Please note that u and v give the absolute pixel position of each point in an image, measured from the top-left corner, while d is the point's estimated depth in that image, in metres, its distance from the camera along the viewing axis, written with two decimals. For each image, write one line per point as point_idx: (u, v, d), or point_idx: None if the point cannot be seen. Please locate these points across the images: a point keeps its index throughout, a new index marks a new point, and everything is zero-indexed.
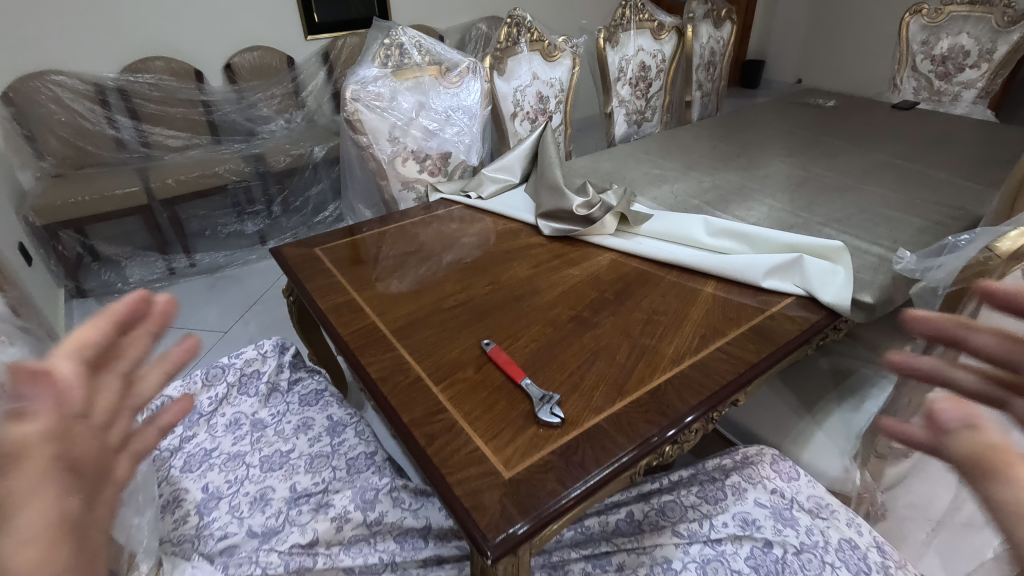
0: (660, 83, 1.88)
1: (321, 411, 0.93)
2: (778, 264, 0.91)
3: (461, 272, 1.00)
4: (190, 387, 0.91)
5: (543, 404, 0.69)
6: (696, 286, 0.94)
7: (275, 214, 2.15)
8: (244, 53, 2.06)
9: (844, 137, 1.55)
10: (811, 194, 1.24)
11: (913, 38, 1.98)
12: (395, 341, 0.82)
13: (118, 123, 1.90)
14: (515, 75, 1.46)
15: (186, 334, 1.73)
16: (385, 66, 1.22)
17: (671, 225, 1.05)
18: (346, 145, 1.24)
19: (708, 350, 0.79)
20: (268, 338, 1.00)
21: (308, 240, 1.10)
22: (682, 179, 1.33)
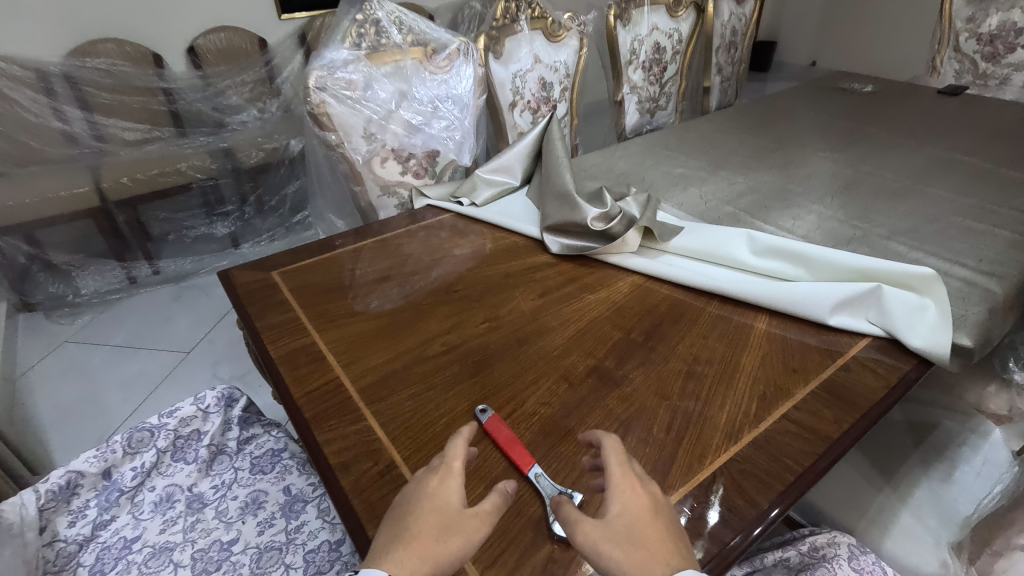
0: (676, 67, 1.67)
1: (277, 481, 0.75)
2: (850, 296, 0.72)
3: (450, 301, 0.81)
4: (107, 458, 0.72)
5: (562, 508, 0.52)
6: (744, 321, 0.75)
7: (248, 214, 1.95)
8: (208, 35, 1.82)
9: (891, 128, 1.36)
10: (866, 198, 1.04)
11: (956, 15, 1.77)
12: (363, 408, 0.63)
13: (66, 115, 1.69)
14: (514, 57, 1.25)
15: (144, 355, 1.53)
16: (358, 46, 1.01)
17: (706, 240, 0.86)
18: (311, 143, 1.04)
19: (774, 418, 0.61)
20: (211, 389, 0.82)
21: (264, 261, 0.91)
22: (710, 180, 1.14)
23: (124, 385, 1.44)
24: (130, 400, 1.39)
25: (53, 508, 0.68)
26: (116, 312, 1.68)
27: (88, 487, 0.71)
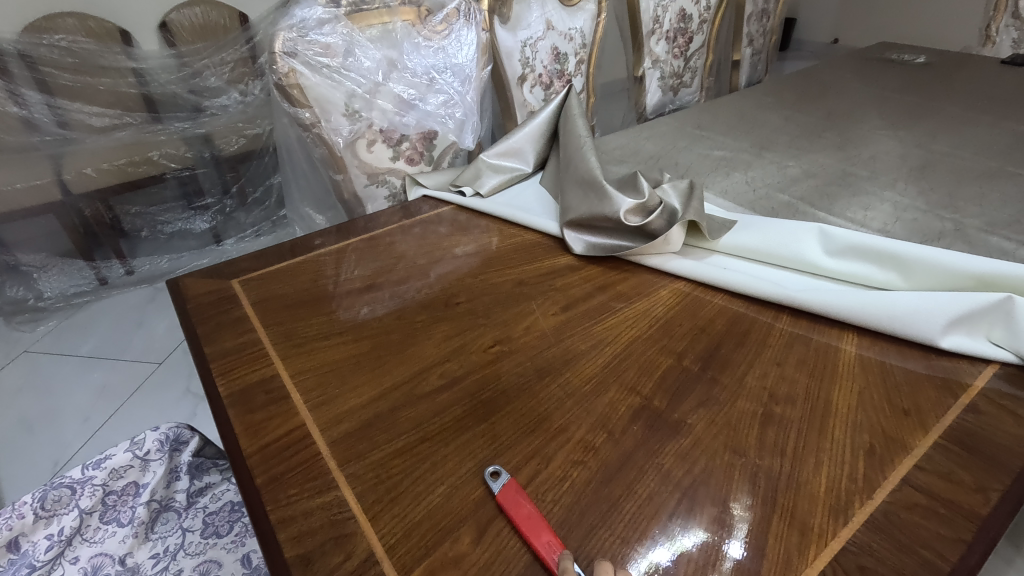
0: (702, 39, 1.50)
1: (234, 547, 0.59)
2: (968, 310, 0.56)
3: (449, 316, 0.64)
4: (14, 525, 0.56)
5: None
6: (828, 342, 0.58)
7: (230, 208, 1.79)
8: (183, 9, 1.71)
9: (957, 102, 1.18)
10: (947, 184, 0.87)
11: None
12: (334, 469, 0.47)
13: (25, 99, 1.49)
14: (523, 22, 1.08)
15: (111, 365, 1.38)
16: (338, 4, 0.82)
17: (767, 237, 0.70)
18: (283, 125, 0.88)
19: (892, 486, 0.44)
20: (153, 428, 0.66)
21: (224, 267, 0.75)
22: (757, 164, 0.96)
23: (89, 399, 1.29)
24: (93, 419, 1.24)
25: None
26: (84, 318, 1.53)
27: None
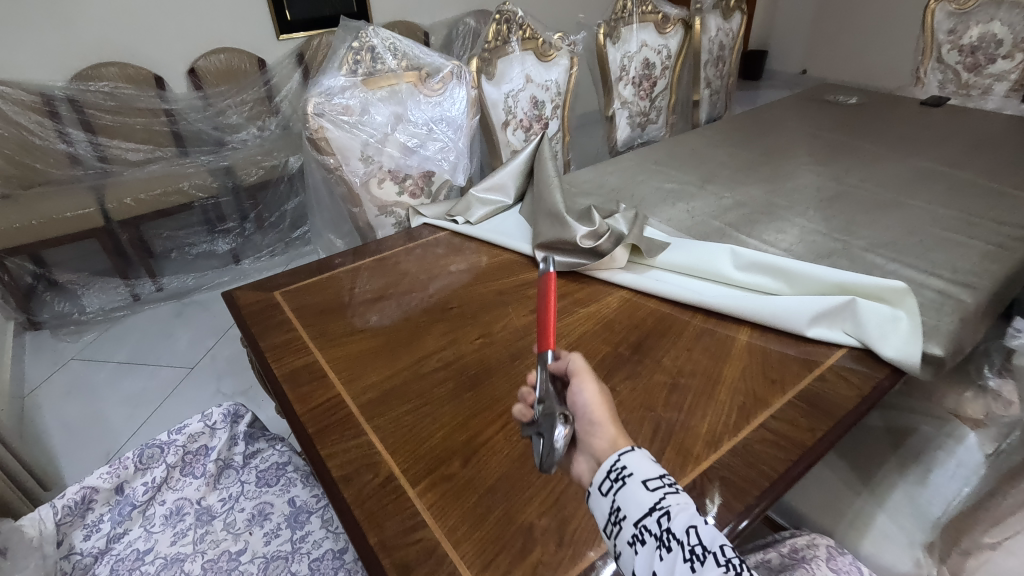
0: (665, 82, 1.72)
1: (282, 493, 0.78)
2: (825, 308, 0.76)
3: (445, 317, 0.84)
4: (119, 474, 0.76)
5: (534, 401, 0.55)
6: (727, 333, 0.78)
7: (248, 231, 1.98)
8: (210, 56, 1.92)
9: (874, 139, 1.40)
10: (847, 211, 1.08)
11: (938, 27, 1.82)
12: (364, 422, 0.67)
13: (69, 137, 1.75)
14: (505, 78, 1.30)
15: (148, 371, 1.57)
16: (354, 73, 1.05)
17: (692, 255, 0.90)
18: (311, 169, 1.08)
19: (752, 428, 0.64)
20: (217, 405, 0.84)
21: (266, 282, 0.94)
22: (698, 195, 1.17)
23: (130, 397, 1.49)
24: (135, 417, 1.42)
25: (68, 522, 0.71)
26: (117, 329, 1.71)
27: (101, 503, 0.74)
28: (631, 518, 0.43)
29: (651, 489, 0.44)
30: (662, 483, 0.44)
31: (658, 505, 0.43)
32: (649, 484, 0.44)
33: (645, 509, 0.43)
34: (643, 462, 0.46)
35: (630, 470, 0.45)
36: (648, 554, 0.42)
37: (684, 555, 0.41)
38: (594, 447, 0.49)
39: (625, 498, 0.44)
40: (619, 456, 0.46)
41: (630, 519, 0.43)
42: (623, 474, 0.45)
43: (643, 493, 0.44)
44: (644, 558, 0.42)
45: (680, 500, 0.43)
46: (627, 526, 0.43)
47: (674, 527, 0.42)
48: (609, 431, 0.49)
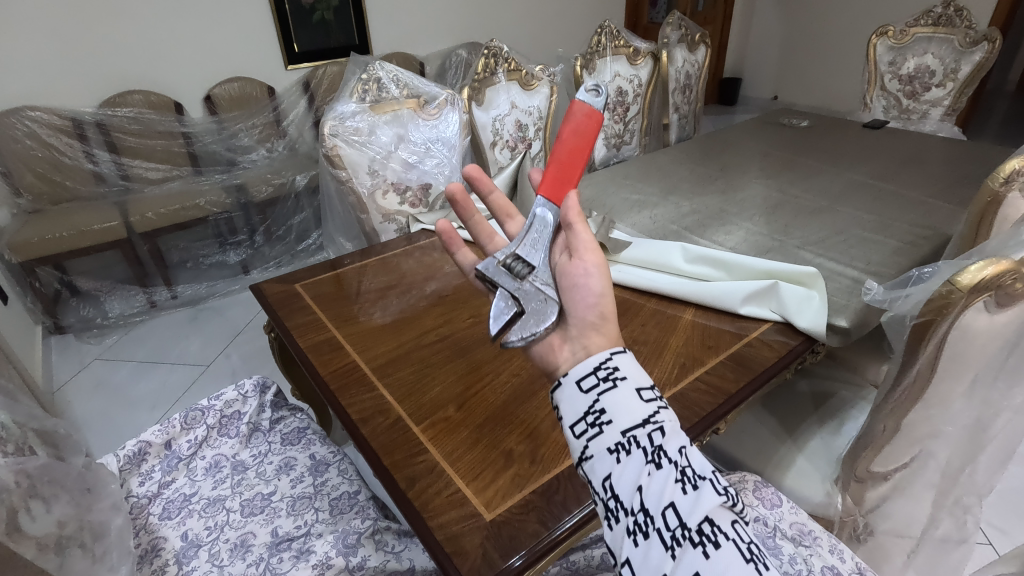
0: (638, 107, 1.92)
1: (304, 449, 0.92)
2: (754, 290, 0.92)
3: (442, 302, 1.00)
4: (168, 432, 0.91)
5: (530, 283, 0.61)
6: (675, 313, 0.95)
7: (257, 243, 2.16)
8: (223, 84, 2.25)
9: (817, 156, 1.60)
10: (787, 217, 1.25)
11: (880, 59, 2.09)
12: (376, 380, 0.82)
13: (96, 157, 2.06)
14: (493, 104, 1.49)
15: (168, 368, 1.72)
16: (363, 100, 1.24)
17: (650, 251, 1.07)
18: (326, 182, 1.25)
19: (688, 381, 0.80)
20: (248, 379, 1.02)
21: (288, 276, 1.09)
22: (661, 204, 1.34)
23: (152, 391, 1.63)
24: (158, 408, 1.57)
25: (128, 470, 0.87)
26: (136, 332, 1.89)
27: (154, 455, 0.89)
28: (620, 426, 0.47)
29: (644, 401, 0.48)
30: (654, 398, 0.48)
31: (651, 419, 0.47)
32: (642, 396, 0.48)
33: (637, 422, 0.47)
34: (637, 373, 0.50)
35: (625, 378, 0.49)
36: (638, 464, 0.45)
37: (676, 473, 0.45)
38: (590, 339, 0.55)
39: (620, 406, 0.47)
40: (613, 354, 0.50)
41: (619, 426, 0.47)
42: (616, 377, 0.49)
43: (638, 405, 0.47)
44: (633, 465, 0.45)
45: (669, 419, 0.48)
46: (615, 433, 0.46)
47: (668, 444, 0.46)
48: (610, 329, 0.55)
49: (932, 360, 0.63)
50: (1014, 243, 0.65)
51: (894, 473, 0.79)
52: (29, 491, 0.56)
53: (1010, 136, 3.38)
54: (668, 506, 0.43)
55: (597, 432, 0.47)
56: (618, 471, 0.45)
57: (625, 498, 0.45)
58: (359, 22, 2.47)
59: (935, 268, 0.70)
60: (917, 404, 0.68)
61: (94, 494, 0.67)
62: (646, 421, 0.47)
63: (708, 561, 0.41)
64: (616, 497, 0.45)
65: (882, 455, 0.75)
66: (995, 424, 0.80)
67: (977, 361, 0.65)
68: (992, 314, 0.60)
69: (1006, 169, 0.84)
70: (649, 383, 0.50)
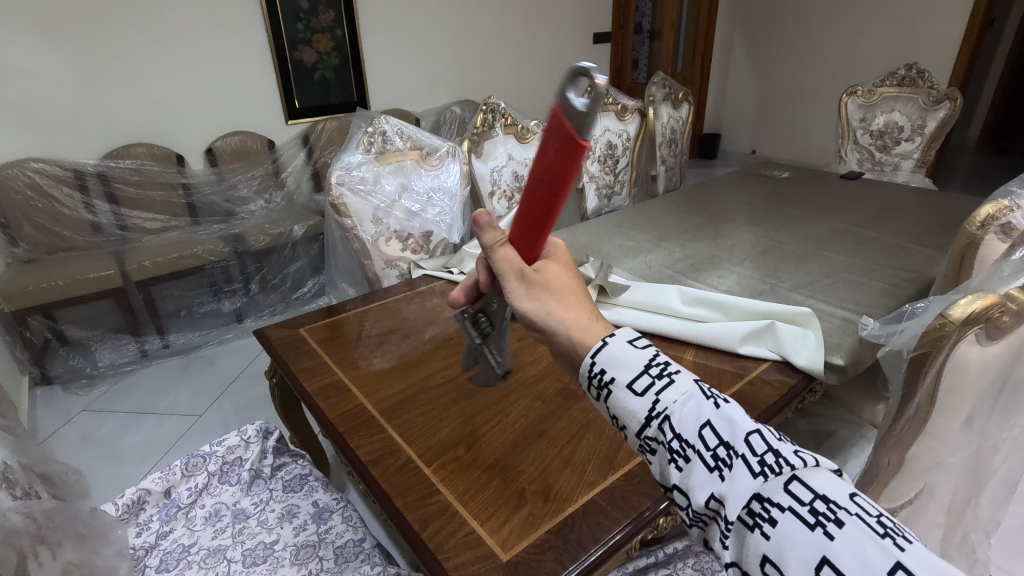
0: (626, 160, 2.00)
1: (307, 496, 0.90)
2: (752, 331, 0.95)
3: (447, 344, 1.01)
4: (168, 479, 0.90)
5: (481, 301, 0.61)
6: (677, 353, 0.96)
7: (252, 291, 2.19)
8: (225, 138, 2.33)
9: (800, 206, 1.67)
10: (776, 262, 1.30)
11: (852, 116, 2.22)
12: (385, 423, 0.82)
13: (95, 208, 2.08)
14: (491, 156, 1.55)
15: (160, 419, 1.69)
16: (368, 152, 1.30)
17: (649, 295, 1.09)
18: (331, 228, 1.29)
19: None
20: (250, 424, 1.00)
21: (292, 321, 1.10)
22: (655, 250, 1.39)
23: (142, 442, 1.60)
24: (147, 460, 1.53)
25: (126, 518, 0.85)
26: (126, 383, 1.87)
27: (152, 504, 0.88)
28: (633, 430, 0.45)
29: (641, 395, 0.45)
30: (654, 382, 0.45)
31: (655, 413, 0.44)
32: (637, 390, 0.45)
33: (642, 422, 0.45)
34: (624, 365, 0.46)
35: (614, 380, 0.46)
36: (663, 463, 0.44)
37: (705, 461, 0.41)
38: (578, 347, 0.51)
39: (626, 412, 0.46)
40: (592, 361, 0.47)
41: (634, 431, 0.46)
42: (606, 380, 0.46)
43: (636, 402, 0.45)
44: (659, 462, 0.44)
45: (673, 401, 0.44)
46: (632, 437, 0.46)
47: (681, 432, 0.42)
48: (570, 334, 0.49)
49: (930, 393, 0.66)
50: (995, 281, 0.69)
51: (901, 509, 0.81)
52: (45, 532, 0.56)
53: (978, 186, 3.55)
54: (710, 498, 0.41)
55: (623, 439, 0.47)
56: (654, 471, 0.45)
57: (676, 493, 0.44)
58: (357, 80, 2.59)
59: (925, 303, 0.74)
60: (919, 436, 0.71)
61: (98, 541, 0.66)
62: (652, 417, 0.44)
63: (767, 544, 0.37)
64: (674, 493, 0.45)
65: (889, 490, 0.77)
66: (992, 459, 0.83)
67: (971, 392, 0.68)
68: (983, 347, 0.63)
69: (982, 214, 0.89)
70: (644, 365, 0.45)
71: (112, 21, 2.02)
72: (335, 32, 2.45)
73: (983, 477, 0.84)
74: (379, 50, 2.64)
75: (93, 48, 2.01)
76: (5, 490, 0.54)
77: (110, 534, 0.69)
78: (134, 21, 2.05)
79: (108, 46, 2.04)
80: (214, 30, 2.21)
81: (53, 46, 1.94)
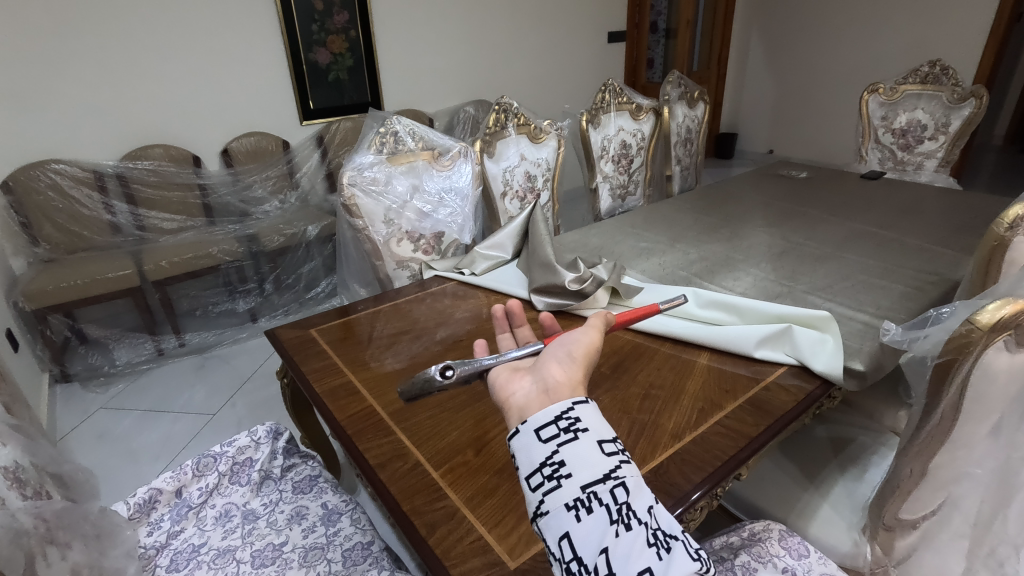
0: (641, 160, 1.98)
1: (316, 498, 0.90)
2: (767, 335, 0.93)
3: (458, 345, 1.00)
4: (179, 479, 0.91)
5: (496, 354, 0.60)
6: (690, 357, 0.94)
7: (267, 291, 2.20)
8: (241, 139, 2.35)
9: (819, 206, 1.64)
10: (794, 264, 1.27)
11: (873, 114, 2.18)
12: (394, 425, 0.81)
13: (114, 209, 2.12)
14: (503, 157, 1.54)
15: (174, 417, 1.71)
16: (380, 152, 1.30)
17: (663, 297, 1.08)
18: (342, 229, 1.29)
19: (707, 425, 0.79)
20: (261, 425, 1.01)
21: (304, 321, 1.10)
22: (669, 252, 1.37)
23: (157, 440, 1.61)
24: (162, 458, 1.54)
25: (138, 518, 0.86)
26: (143, 381, 1.90)
27: (164, 503, 0.88)
28: (579, 480, 0.42)
29: (605, 454, 0.44)
30: (616, 449, 0.44)
31: (612, 475, 0.42)
32: (604, 449, 0.44)
33: (597, 477, 0.42)
34: (599, 424, 0.45)
35: (585, 430, 0.45)
36: (602, 526, 0.41)
37: (647, 536, 0.41)
38: (551, 371, 0.50)
39: (580, 459, 0.43)
40: (573, 405, 0.46)
41: (578, 481, 0.42)
42: (577, 428, 0.45)
43: (599, 458, 0.43)
44: (596, 526, 0.41)
45: (632, 474, 0.43)
46: (574, 488, 0.42)
47: (634, 503, 0.42)
48: (574, 373, 0.50)
49: (954, 402, 0.63)
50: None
51: (922, 521, 0.79)
52: (54, 532, 0.56)
53: (1004, 186, 3.47)
54: (642, 573, 0.39)
55: (554, 486, 0.42)
56: (577, 530, 0.41)
57: (588, 560, 0.40)
58: (371, 80, 2.60)
59: (950, 308, 0.71)
60: (942, 447, 0.68)
61: (106, 541, 0.66)
62: (608, 475, 0.42)
63: None
64: (578, 559, 0.41)
65: (910, 502, 0.75)
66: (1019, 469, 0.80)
67: (1000, 401, 0.65)
68: (1012, 354, 0.61)
69: (1011, 215, 0.86)
70: (612, 435, 0.46)
71: (132, 23, 2.05)
72: (349, 33, 2.46)
73: (1008, 489, 0.82)
74: (394, 50, 2.65)
75: (113, 51, 2.05)
76: (16, 490, 0.55)
77: (118, 536, 0.69)
78: (152, 24, 2.08)
79: (128, 49, 2.07)
80: (231, 32, 2.24)
81: (75, 50, 1.98)
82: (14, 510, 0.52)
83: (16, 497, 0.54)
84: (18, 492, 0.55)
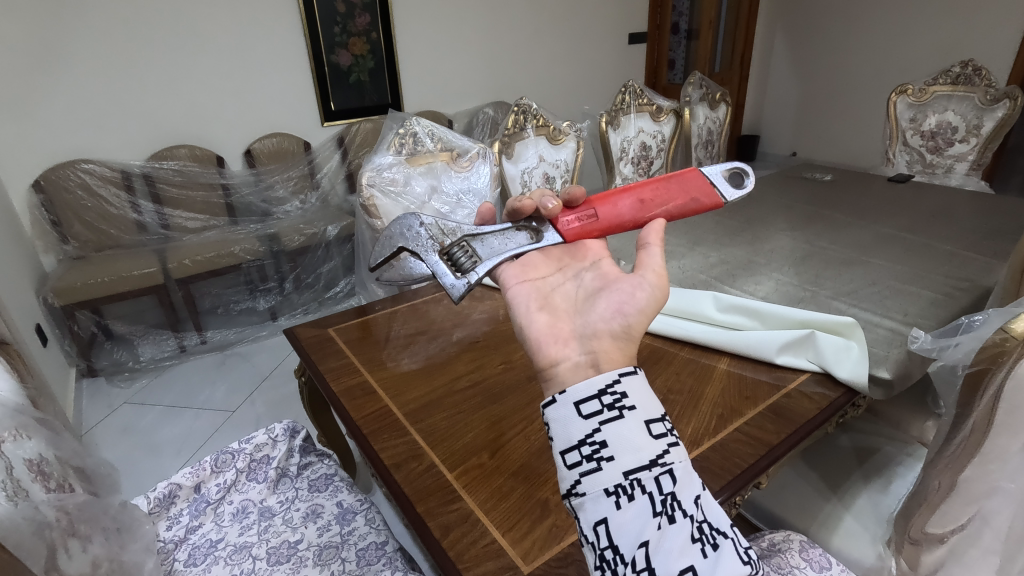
0: (661, 161, 1.96)
1: (331, 497, 0.90)
2: (790, 340, 0.91)
3: (474, 346, 1.00)
4: (198, 475, 0.92)
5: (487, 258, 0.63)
6: (709, 362, 0.93)
7: (287, 290, 2.23)
8: (263, 140, 2.39)
9: (844, 209, 1.60)
10: (817, 268, 1.25)
11: (901, 116, 2.13)
12: (410, 425, 0.81)
13: (140, 208, 2.16)
14: (522, 158, 1.55)
15: (196, 413, 1.74)
16: (399, 153, 1.32)
17: (682, 300, 1.06)
18: (361, 229, 1.30)
19: (727, 432, 0.77)
20: (279, 422, 1.01)
21: (322, 321, 1.11)
22: (688, 255, 1.35)
23: (178, 435, 1.64)
24: (182, 454, 1.57)
25: (157, 512, 0.87)
26: (164, 377, 1.94)
27: (183, 498, 0.90)
28: (624, 466, 0.44)
29: (654, 437, 0.46)
30: (666, 433, 0.47)
31: (659, 461, 0.45)
32: (652, 431, 0.46)
33: (643, 463, 0.44)
34: (649, 404, 0.47)
35: (632, 408, 0.47)
36: (646, 517, 0.43)
37: (692, 530, 0.43)
38: (601, 348, 0.52)
39: (625, 442, 0.45)
40: (621, 377, 0.48)
41: (622, 467, 0.44)
42: (623, 405, 0.47)
43: (646, 442, 0.45)
44: (637, 512, 0.43)
45: (679, 462, 0.46)
46: (616, 473, 0.44)
47: (681, 496, 0.44)
48: (627, 348, 0.52)
49: (987, 413, 0.62)
50: None
51: (949, 535, 0.77)
52: (77, 525, 0.57)
53: None
54: (684, 570, 0.42)
55: (596, 468, 0.45)
56: (616, 516, 0.43)
57: (626, 550, 0.42)
58: (391, 82, 2.62)
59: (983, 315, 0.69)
60: (972, 461, 0.67)
61: (127, 536, 0.67)
62: (656, 461, 0.45)
63: None
64: (614, 547, 0.43)
65: (937, 515, 0.73)
66: None
67: None
68: None
69: None
70: (659, 413, 0.48)
71: (158, 26, 2.09)
72: (370, 35, 2.48)
73: None
74: (414, 52, 2.67)
75: (140, 53, 2.09)
76: (40, 482, 0.56)
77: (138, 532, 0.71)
78: (177, 26, 2.12)
79: (155, 50, 2.12)
80: (254, 34, 2.27)
81: (104, 53, 2.03)
82: (38, 501, 0.53)
83: (42, 490, 0.56)
84: (43, 485, 0.56)
